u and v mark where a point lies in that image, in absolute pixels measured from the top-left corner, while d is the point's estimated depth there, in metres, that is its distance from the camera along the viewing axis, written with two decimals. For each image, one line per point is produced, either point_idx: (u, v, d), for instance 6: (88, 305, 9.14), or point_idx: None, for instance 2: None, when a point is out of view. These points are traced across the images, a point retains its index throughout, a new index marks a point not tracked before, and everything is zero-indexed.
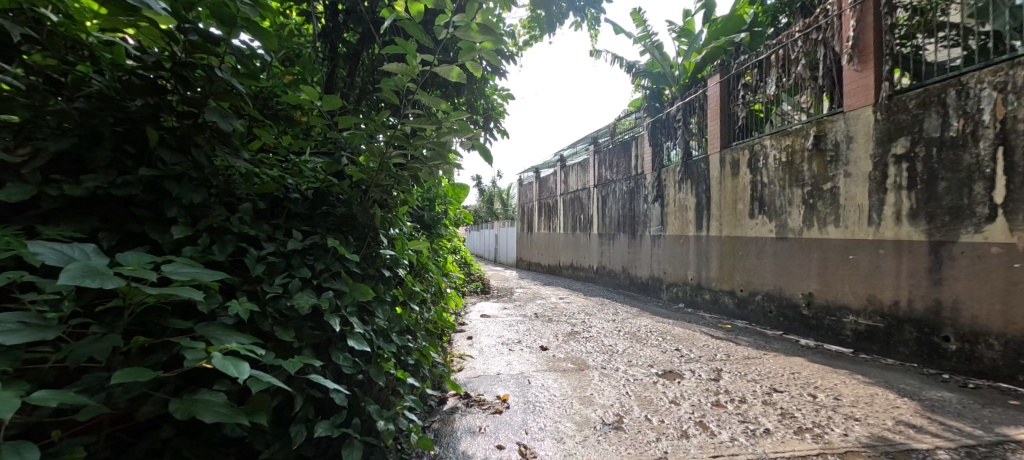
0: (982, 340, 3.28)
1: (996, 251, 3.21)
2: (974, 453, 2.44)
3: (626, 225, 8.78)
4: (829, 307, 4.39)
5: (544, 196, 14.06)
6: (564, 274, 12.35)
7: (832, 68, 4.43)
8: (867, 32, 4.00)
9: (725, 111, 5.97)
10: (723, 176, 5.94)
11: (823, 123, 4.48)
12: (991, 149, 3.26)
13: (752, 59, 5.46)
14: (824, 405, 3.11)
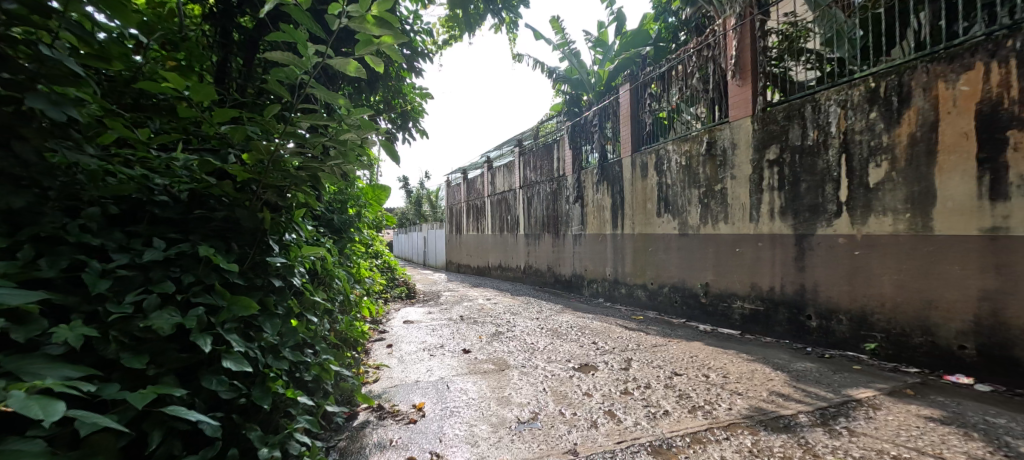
0: (835, 317, 3.84)
1: (843, 242, 3.77)
2: (826, 414, 2.90)
3: (549, 225, 9.08)
4: (721, 294, 4.88)
5: (472, 198, 14.10)
6: (492, 274, 12.45)
7: (720, 82, 4.95)
8: (746, 52, 4.53)
9: (634, 117, 6.39)
10: (633, 178, 6.36)
11: (714, 130, 4.97)
12: (837, 156, 3.82)
13: (656, 71, 5.93)
14: (715, 384, 3.50)
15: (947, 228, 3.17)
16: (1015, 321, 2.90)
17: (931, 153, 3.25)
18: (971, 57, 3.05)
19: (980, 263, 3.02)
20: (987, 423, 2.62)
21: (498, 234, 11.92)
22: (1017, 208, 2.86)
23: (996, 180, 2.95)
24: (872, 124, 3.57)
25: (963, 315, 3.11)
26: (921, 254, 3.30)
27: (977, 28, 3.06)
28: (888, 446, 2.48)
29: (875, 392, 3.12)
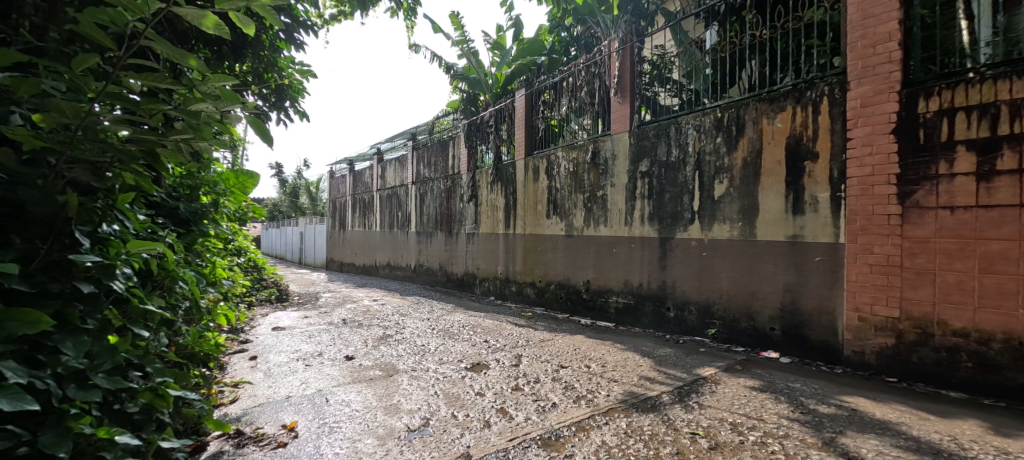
0: (687, 307, 4.48)
1: (695, 245, 4.41)
2: (683, 392, 3.39)
3: (442, 223, 9.03)
4: (600, 290, 5.38)
5: (359, 192, 13.36)
6: (380, 273, 11.95)
7: (605, 97, 5.42)
8: (626, 74, 5.07)
9: (529, 122, 6.69)
10: (526, 180, 6.64)
11: (598, 141, 5.43)
12: (692, 172, 4.44)
13: (549, 80, 6.30)
14: (595, 373, 3.86)
15: (767, 235, 3.91)
16: (807, 308, 3.69)
17: (757, 174, 3.96)
18: (785, 100, 3.78)
19: (787, 261, 3.79)
20: (790, 388, 3.32)
21: (388, 230, 11.50)
22: (811, 221, 3.65)
23: (799, 197, 3.72)
24: (718, 147, 4.23)
25: (774, 302, 3.87)
26: (749, 255, 4.02)
27: (787, 78, 3.81)
28: (727, 415, 3.00)
29: (715, 369, 3.74)
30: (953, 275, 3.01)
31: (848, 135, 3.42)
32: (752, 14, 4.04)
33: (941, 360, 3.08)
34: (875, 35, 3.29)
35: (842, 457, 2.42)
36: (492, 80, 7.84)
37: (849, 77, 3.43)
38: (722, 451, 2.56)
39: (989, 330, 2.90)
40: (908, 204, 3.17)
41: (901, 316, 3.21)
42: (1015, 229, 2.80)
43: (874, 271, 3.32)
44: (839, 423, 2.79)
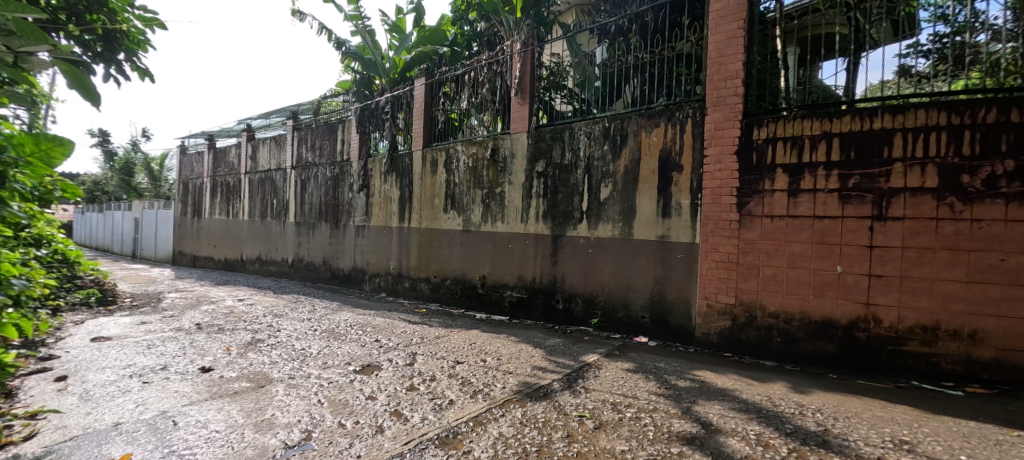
0: (574, 299, 4.86)
1: (583, 242, 4.81)
2: (572, 378, 3.67)
3: (327, 212, 8.19)
4: (494, 285, 5.50)
5: (220, 173, 11.55)
6: (246, 270, 10.37)
7: (506, 96, 5.57)
8: (527, 76, 5.27)
9: (428, 113, 6.49)
10: (423, 173, 6.41)
11: (498, 139, 5.52)
12: (582, 175, 4.81)
13: (451, 73, 6.23)
14: (491, 366, 3.95)
15: (641, 234, 4.45)
16: (670, 298, 4.31)
17: (636, 180, 4.47)
18: (660, 117, 4.31)
19: (655, 258, 4.37)
20: (657, 367, 3.84)
21: (256, 220, 10.07)
22: (675, 224, 4.25)
23: (667, 203, 4.29)
24: (604, 154, 4.65)
25: (645, 293, 4.43)
26: (626, 252, 4.53)
27: (662, 99, 4.37)
28: (609, 396, 3.33)
29: (598, 355, 4.13)
30: (771, 270, 3.83)
31: (704, 153, 4.08)
32: (637, 37, 4.53)
33: (761, 337, 3.89)
34: (727, 71, 3.95)
35: (696, 422, 2.89)
36: (390, 64, 7.50)
37: (707, 104, 4.07)
38: (606, 429, 2.83)
39: (791, 311, 3.77)
40: (743, 212, 3.92)
41: (736, 302, 3.98)
42: (810, 235, 3.68)
43: (719, 266, 4.04)
44: (692, 394, 3.33)
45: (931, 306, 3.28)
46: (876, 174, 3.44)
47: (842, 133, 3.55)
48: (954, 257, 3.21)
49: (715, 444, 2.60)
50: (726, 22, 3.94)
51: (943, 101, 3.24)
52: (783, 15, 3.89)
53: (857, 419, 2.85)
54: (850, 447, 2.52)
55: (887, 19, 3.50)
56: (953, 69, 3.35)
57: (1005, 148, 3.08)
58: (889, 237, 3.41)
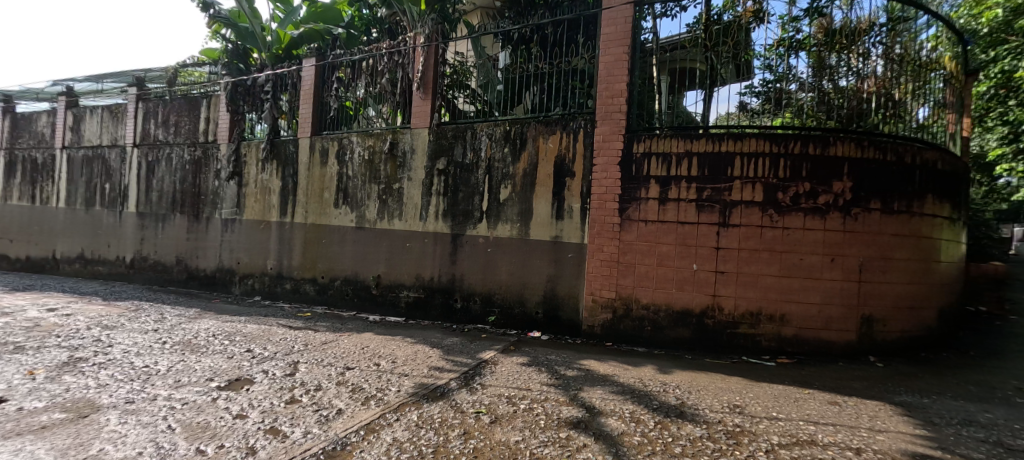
0: (472, 298, 4.98)
1: (482, 242, 4.93)
2: (469, 376, 3.71)
3: (183, 203, 7.11)
4: (392, 285, 5.39)
5: (21, 144, 9.19)
6: (57, 269, 8.36)
7: (407, 88, 5.53)
8: (430, 71, 5.32)
9: (318, 97, 6.14)
10: (310, 162, 5.95)
11: (398, 133, 5.39)
12: (483, 176, 4.93)
13: (347, 57, 5.99)
14: (385, 370, 3.77)
15: (536, 234, 4.71)
16: (562, 294, 4.62)
17: (533, 184, 4.71)
18: (556, 125, 4.61)
19: (549, 257, 4.66)
20: (548, 359, 4.09)
21: (76, 207, 8.29)
22: (567, 226, 4.59)
23: (560, 206, 4.60)
24: (505, 156, 4.81)
25: (539, 290, 4.70)
26: (523, 251, 4.76)
27: (559, 109, 4.67)
28: (504, 391, 3.44)
29: (494, 351, 4.25)
30: (644, 267, 4.32)
31: (594, 162, 4.46)
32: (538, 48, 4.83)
33: (635, 327, 4.37)
34: (614, 90, 4.40)
35: (581, 407, 3.16)
36: (272, 37, 6.99)
37: (597, 117, 4.48)
38: (501, 422, 2.90)
39: (659, 304, 4.29)
40: (623, 216, 4.36)
41: (616, 296, 4.41)
42: (675, 237, 4.22)
43: (602, 264, 4.44)
44: (579, 382, 3.62)
45: (756, 296, 4.05)
46: (722, 188, 4.10)
47: (701, 153, 4.13)
48: (772, 257, 4.01)
49: (597, 425, 2.87)
50: (615, 45, 4.40)
51: (769, 133, 4.01)
52: (658, 47, 4.41)
53: (706, 391, 3.42)
54: (701, 415, 3.03)
55: (733, 63, 4.19)
56: (773, 110, 4.11)
57: (806, 174, 3.96)
58: (730, 240, 4.09)
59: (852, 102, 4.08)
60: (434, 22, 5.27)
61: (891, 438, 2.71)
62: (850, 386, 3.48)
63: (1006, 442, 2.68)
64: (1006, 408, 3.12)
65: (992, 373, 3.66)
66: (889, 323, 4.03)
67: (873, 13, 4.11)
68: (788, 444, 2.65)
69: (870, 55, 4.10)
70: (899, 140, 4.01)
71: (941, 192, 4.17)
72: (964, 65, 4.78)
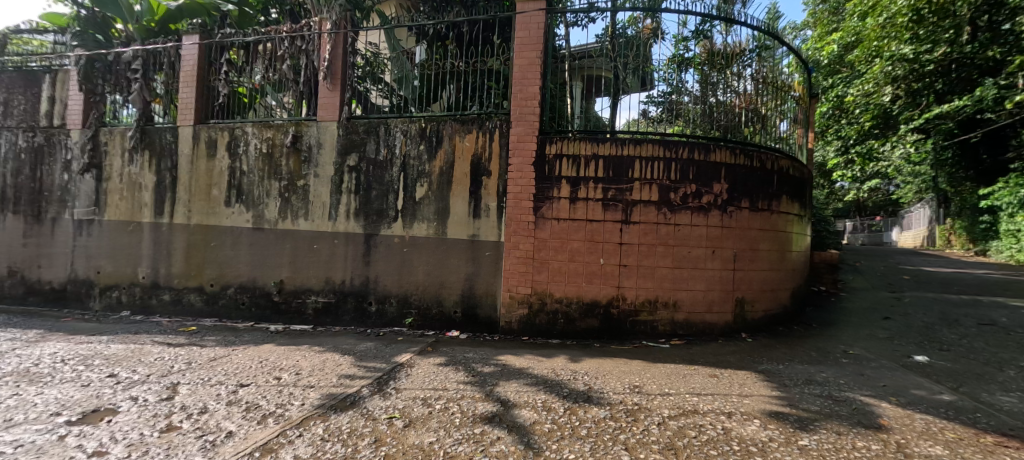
0: (387, 300, 4.87)
1: (398, 242, 4.82)
2: (382, 382, 3.57)
3: (15, 200, 5.86)
4: (297, 290, 5.06)
5: None
6: None
7: (312, 78, 5.26)
8: (338, 61, 5.02)
9: (204, 81, 5.52)
10: (194, 154, 5.33)
11: (300, 125, 5.06)
12: (398, 174, 4.81)
13: (239, 37, 5.48)
14: (286, 384, 3.47)
15: (454, 233, 4.69)
16: (479, 292, 4.66)
17: (450, 182, 4.69)
18: (472, 124, 4.63)
19: (466, 255, 4.67)
20: (466, 358, 4.10)
21: None
22: (484, 224, 4.62)
23: (477, 204, 4.63)
24: (420, 154, 4.75)
25: (457, 289, 4.71)
26: (441, 251, 4.73)
27: (476, 107, 4.71)
28: (419, 393, 3.37)
29: (410, 354, 4.16)
30: (557, 263, 4.47)
31: (509, 162, 4.53)
32: (455, 46, 4.84)
33: (549, 320, 4.52)
34: (528, 92, 4.52)
35: (496, 402, 3.23)
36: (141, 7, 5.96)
37: (511, 117, 4.55)
38: (415, 425, 2.84)
39: (570, 297, 4.48)
40: (537, 215, 4.48)
41: (532, 292, 4.52)
42: (584, 234, 4.43)
43: (518, 261, 4.53)
44: (494, 377, 3.69)
45: (654, 286, 4.43)
46: (625, 188, 4.38)
47: (606, 155, 4.38)
48: (666, 251, 4.42)
49: (511, 417, 2.97)
50: (528, 49, 4.53)
51: (663, 139, 4.40)
52: (570, 54, 4.70)
53: (611, 375, 3.71)
54: (605, 397, 3.30)
55: (637, 74, 4.61)
56: (670, 118, 4.60)
57: (693, 176, 4.39)
58: (632, 236, 4.40)
59: (729, 115, 4.67)
60: (342, 8, 5.01)
61: (755, 401, 3.25)
62: (728, 360, 4.02)
63: (835, 396, 3.34)
64: (838, 368, 3.85)
65: (830, 341, 4.49)
66: (756, 303, 4.72)
67: (745, 40, 4.76)
68: (676, 415, 3.03)
69: (743, 75, 4.75)
70: (763, 149, 4.65)
71: (791, 194, 4.96)
72: (809, 89, 5.71)
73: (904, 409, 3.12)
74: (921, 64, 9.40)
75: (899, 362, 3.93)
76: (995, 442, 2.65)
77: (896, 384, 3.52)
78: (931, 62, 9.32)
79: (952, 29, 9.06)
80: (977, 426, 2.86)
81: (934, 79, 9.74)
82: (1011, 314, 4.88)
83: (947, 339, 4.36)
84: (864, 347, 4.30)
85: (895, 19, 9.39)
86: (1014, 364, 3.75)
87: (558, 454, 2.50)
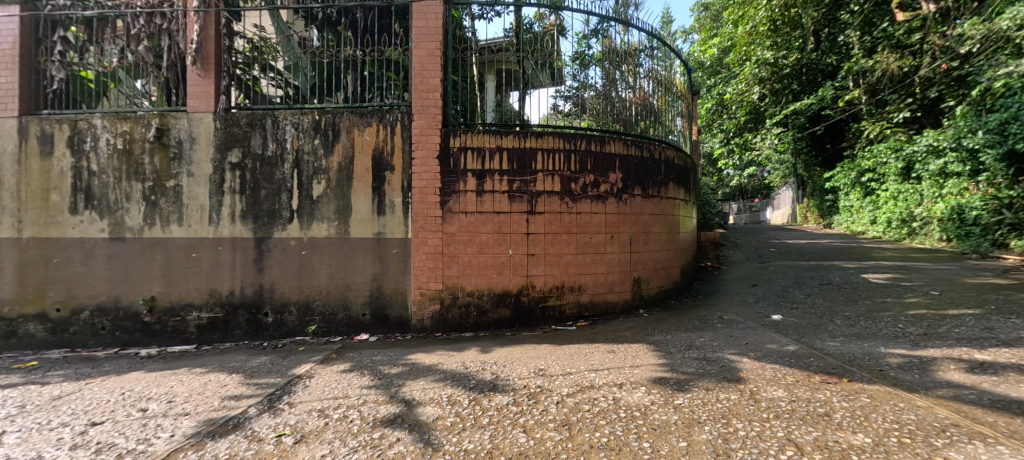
0: (286, 310, 4.51)
1: (294, 244, 4.47)
2: (273, 398, 3.31)
3: None
4: (174, 307, 4.46)
5: None
6: None
7: (177, 63, 4.62)
8: (210, 43, 4.44)
9: (33, 63, 4.56)
10: (24, 153, 4.40)
11: (165, 117, 4.43)
12: (290, 171, 4.45)
13: (78, 11, 4.62)
14: (154, 415, 3.07)
15: (358, 232, 4.47)
16: (389, 291, 4.51)
17: (350, 178, 4.44)
18: (372, 117, 4.42)
19: (372, 254, 4.48)
20: (373, 361, 3.95)
21: None
22: (390, 221, 4.46)
23: (381, 201, 4.45)
24: (315, 148, 4.44)
25: (364, 291, 4.51)
26: (343, 252, 4.48)
27: (376, 99, 4.52)
28: (317, 404, 3.20)
29: (312, 364, 3.92)
30: (466, 257, 4.47)
31: (413, 157, 4.41)
32: (348, 34, 4.60)
33: (462, 314, 4.51)
34: (429, 84, 4.42)
35: (401, 403, 3.20)
36: None
37: (413, 110, 4.43)
38: (307, 440, 2.70)
39: (482, 290, 4.51)
40: (444, 209, 4.43)
41: (443, 287, 4.48)
42: (492, 227, 4.47)
43: (428, 257, 4.45)
44: (401, 378, 3.62)
45: (559, 272, 4.63)
46: (529, 180, 4.50)
47: (509, 148, 4.46)
48: (570, 238, 4.64)
49: (414, 416, 2.97)
50: (427, 40, 4.42)
51: (563, 133, 4.58)
52: (478, 47, 4.70)
53: (518, 362, 3.85)
54: (510, 384, 3.44)
55: (546, 69, 4.75)
56: (579, 113, 4.84)
57: (591, 166, 4.65)
58: (538, 226, 4.55)
59: (624, 109, 5.02)
60: None
61: (643, 371, 3.63)
62: (625, 335, 4.37)
63: (708, 357, 3.85)
64: (714, 332, 4.40)
65: (710, 309, 5.09)
66: (650, 281, 5.18)
67: (639, 41, 5.11)
68: (574, 392, 3.29)
69: (638, 74, 5.13)
70: (652, 141, 5.06)
71: (677, 180, 5.48)
72: (693, 87, 6.32)
73: (760, 362, 3.71)
74: (780, 67, 11.00)
75: (761, 322, 4.59)
76: (821, 380, 3.33)
77: (756, 341, 4.14)
78: (788, 65, 10.96)
79: (802, 38, 10.47)
80: (810, 368, 3.55)
81: (791, 80, 11.57)
82: (843, 274, 5.93)
83: (797, 298, 5.19)
84: (735, 312, 4.95)
85: (759, 27, 10.85)
86: (840, 315, 4.59)
87: (457, 447, 2.61)
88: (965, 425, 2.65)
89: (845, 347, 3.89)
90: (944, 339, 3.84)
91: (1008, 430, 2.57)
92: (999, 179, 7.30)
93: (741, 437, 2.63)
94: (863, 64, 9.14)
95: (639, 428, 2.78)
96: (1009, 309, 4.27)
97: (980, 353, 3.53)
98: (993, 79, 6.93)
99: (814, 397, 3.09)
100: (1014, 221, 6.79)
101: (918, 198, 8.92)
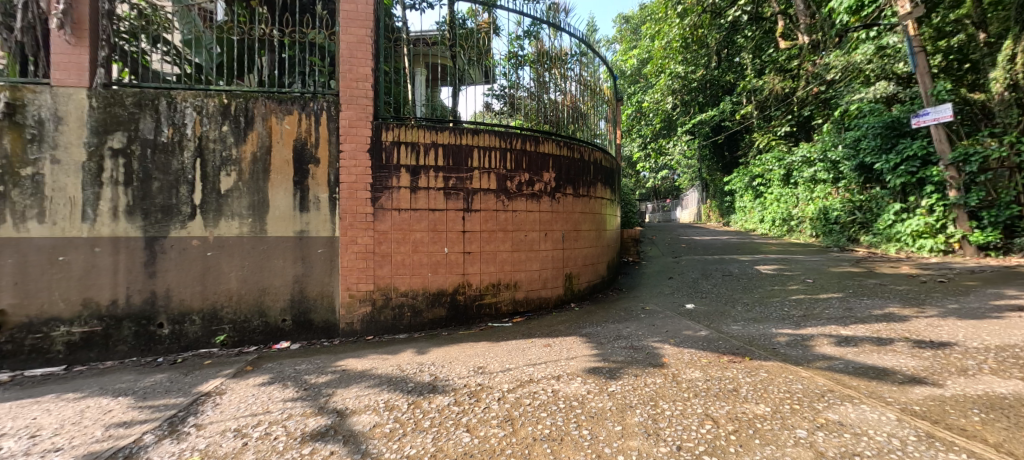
0: (187, 319, 3.95)
1: (196, 244, 3.92)
2: (174, 422, 2.86)
3: None
4: (32, 322, 3.67)
5: None
6: None
7: (37, 26, 3.83)
8: (84, 6, 3.73)
9: None
10: None
11: (17, 90, 3.64)
12: (191, 160, 3.90)
13: None
14: (9, 456, 2.49)
15: (275, 230, 4.05)
16: (313, 294, 4.17)
17: (265, 171, 4.01)
18: (292, 104, 4.04)
19: (294, 254, 4.10)
20: (296, 371, 3.62)
21: None
22: (314, 218, 4.11)
23: (304, 196, 4.09)
24: (223, 136, 3.93)
25: (283, 294, 4.11)
26: (257, 252, 4.03)
27: (296, 86, 4.13)
28: (232, 423, 2.84)
29: (222, 379, 3.47)
30: (400, 256, 4.29)
31: (341, 150, 4.11)
32: (264, 11, 4.15)
33: (395, 315, 4.32)
34: (358, 73, 4.16)
35: (332, 413, 2.97)
36: None
37: (340, 100, 4.13)
38: None
39: (417, 290, 4.37)
40: (375, 206, 4.21)
41: (374, 288, 4.25)
42: (426, 224, 4.35)
43: (358, 257, 4.19)
44: (331, 386, 3.36)
45: (495, 269, 4.65)
46: (465, 178, 4.45)
47: (445, 144, 4.36)
48: (505, 236, 4.68)
49: (348, 426, 2.78)
50: (356, 26, 4.15)
51: (499, 131, 4.61)
52: (409, 38, 4.55)
53: (456, 361, 3.79)
54: (450, 384, 3.38)
55: (479, 66, 4.72)
56: (510, 112, 4.93)
57: (526, 166, 4.73)
58: (473, 224, 4.52)
59: (555, 111, 5.19)
60: None
61: (579, 362, 3.80)
62: (558, 329, 4.53)
63: (635, 346, 4.14)
64: (637, 322, 4.75)
65: (633, 301, 5.49)
66: (580, 276, 5.42)
67: (568, 46, 5.31)
68: (514, 387, 3.33)
69: (568, 77, 5.33)
70: (582, 143, 5.30)
71: (604, 181, 5.81)
72: (617, 94, 6.75)
73: (679, 347, 4.09)
74: (689, 81, 12.58)
75: (677, 311, 5.06)
76: (728, 360, 3.77)
77: (674, 328, 4.55)
78: (695, 79, 12.57)
79: (707, 56, 11.92)
80: (719, 350, 3.99)
81: (697, 94, 13.10)
82: (740, 266, 6.79)
83: (704, 288, 5.80)
84: (655, 302, 5.41)
85: (672, 44, 12.12)
86: (740, 301, 5.23)
87: (399, 454, 2.50)
88: (837, 389, 3.16)
89: (746, 330, 4.44)
90: (818, 319, 4.57)
91: (867, 391, 3.10)
92: (852, 185, 8.77)
93: (667, 416, 2.87)
94: (756, 83, 10.74)
95: (579, 416, 2.90)
96: (862, 292, 5.21)
97: (844, 329, 4.26)
98: (849, 102, 8.52)
99: (724, 375, 3.48)
100: (864, 220, 8.35)
101: (794, 201, 10.59)
